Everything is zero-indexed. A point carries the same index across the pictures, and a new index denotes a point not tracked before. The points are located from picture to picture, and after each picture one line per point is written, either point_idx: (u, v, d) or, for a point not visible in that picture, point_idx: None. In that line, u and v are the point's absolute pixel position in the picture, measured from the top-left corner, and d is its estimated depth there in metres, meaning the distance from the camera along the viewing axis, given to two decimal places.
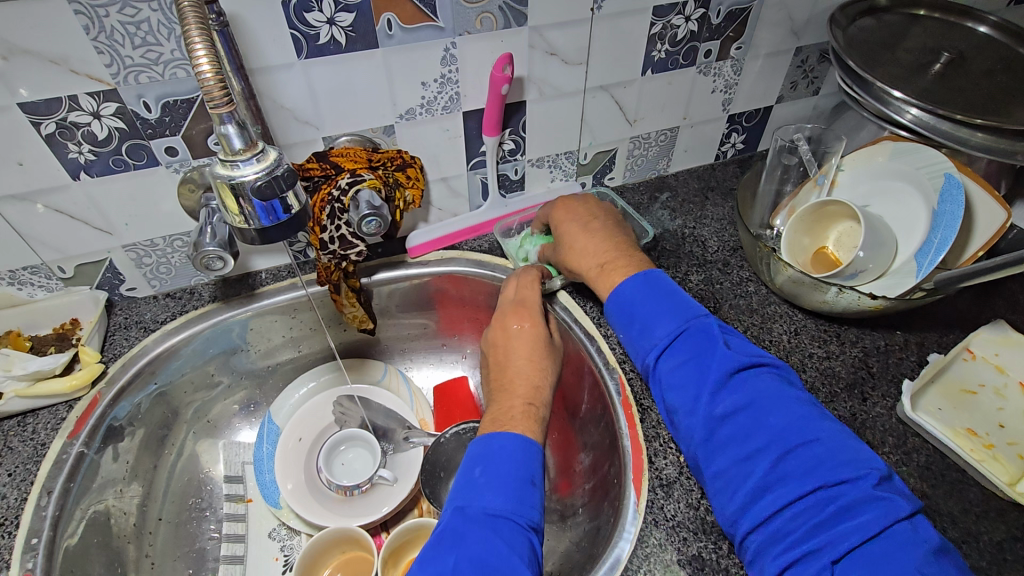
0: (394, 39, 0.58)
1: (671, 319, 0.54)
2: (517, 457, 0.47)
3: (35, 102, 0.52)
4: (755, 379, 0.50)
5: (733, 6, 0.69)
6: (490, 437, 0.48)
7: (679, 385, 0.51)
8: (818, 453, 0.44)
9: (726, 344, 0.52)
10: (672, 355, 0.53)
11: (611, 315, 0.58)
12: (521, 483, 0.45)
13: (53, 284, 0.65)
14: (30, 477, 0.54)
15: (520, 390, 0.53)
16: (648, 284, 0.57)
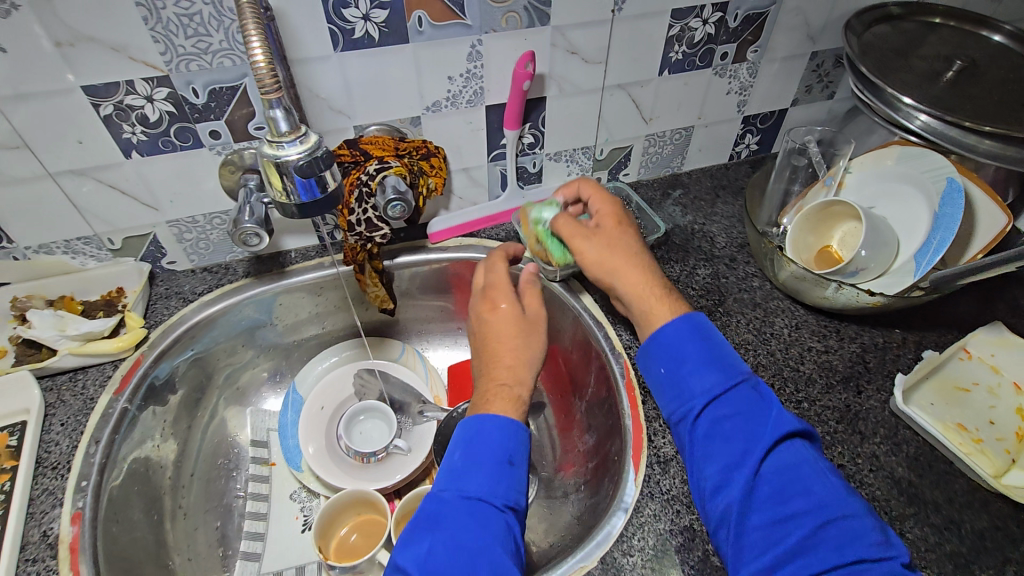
0: (424, 35, 0.62)
1: (720, 373, 0.52)
2: (494, 441, 0.49)
3: (97, 85, 0.56)
4: (796, 446, 0.48)
5: (750, 10, 0.72)
6: (474, 422, 0.50)
7: (721, 438, 0.49)
8: (857, 529, 0.43)
9: (774, 405, 0.50)
10: (718, 407, 0.50)
11: (650, 353, 0.55)
12: (497, 466, 0.48)
13: (102, 254, 0.70)
14: (81, 427, 0.59)
15: (506, 371, 0.54)
16: (699, 332, 0.54)
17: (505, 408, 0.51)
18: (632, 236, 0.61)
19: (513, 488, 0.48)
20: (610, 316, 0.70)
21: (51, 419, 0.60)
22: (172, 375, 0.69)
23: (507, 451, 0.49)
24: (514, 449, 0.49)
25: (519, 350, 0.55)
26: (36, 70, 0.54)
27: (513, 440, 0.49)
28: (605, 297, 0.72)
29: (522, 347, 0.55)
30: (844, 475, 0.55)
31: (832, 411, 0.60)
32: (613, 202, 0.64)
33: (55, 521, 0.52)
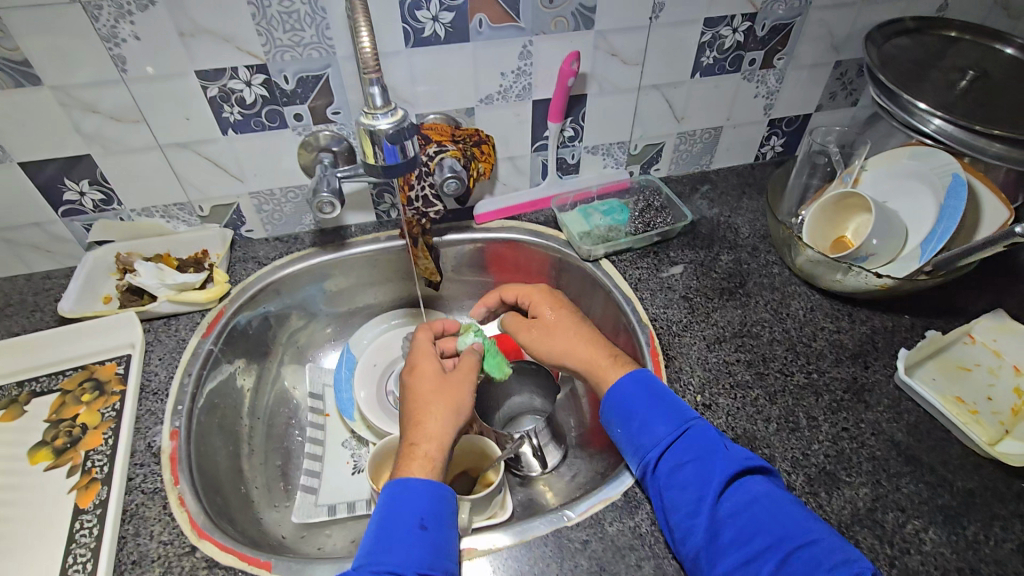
0: (484, 35, 0.70)
1: (670, 420, 0.57)
2: (405, 506, 0.51)
3: (208, 71, 0.66)
4: (750, 482, 0.52)
5: (778, 21, 0.79)
6: (390, 489, 0.53)
7: (679, 486, 0.52)
8: (816, 555, 0.46)
9: (725, 446, 0.54)
10: (674, 455, 0.54)
11: (608, 413, 0.60)
12: (408, 530, 0.50)
13: (192, 220, 0.80)
14: (175, 362, 0.69)
15: (427, 433, 0.58)
16: (644, 383, 0.60)
17: (424, 471, 0.55)
18: (574, 317, 0.70)
19: (425, 553, 0.49)
20: (638, 292, 0.77)
21: (150, 354, 0.69)
22: (247, 327, 0.78)
23: (417, 513, 0.51)
24: (426, 510, 0.51)
25: (439, 416, 0.59)
26: (161, 56, 0.64)
27: (428, 503, 0.52)
28: (634, 276, 0.79)
29: (442, 411, 0.60)
30: (847, 436, 0.61)
31: (840, 382, 0.65)
32: (547, 300, 0.73)
33: (157, 436, 0.62)
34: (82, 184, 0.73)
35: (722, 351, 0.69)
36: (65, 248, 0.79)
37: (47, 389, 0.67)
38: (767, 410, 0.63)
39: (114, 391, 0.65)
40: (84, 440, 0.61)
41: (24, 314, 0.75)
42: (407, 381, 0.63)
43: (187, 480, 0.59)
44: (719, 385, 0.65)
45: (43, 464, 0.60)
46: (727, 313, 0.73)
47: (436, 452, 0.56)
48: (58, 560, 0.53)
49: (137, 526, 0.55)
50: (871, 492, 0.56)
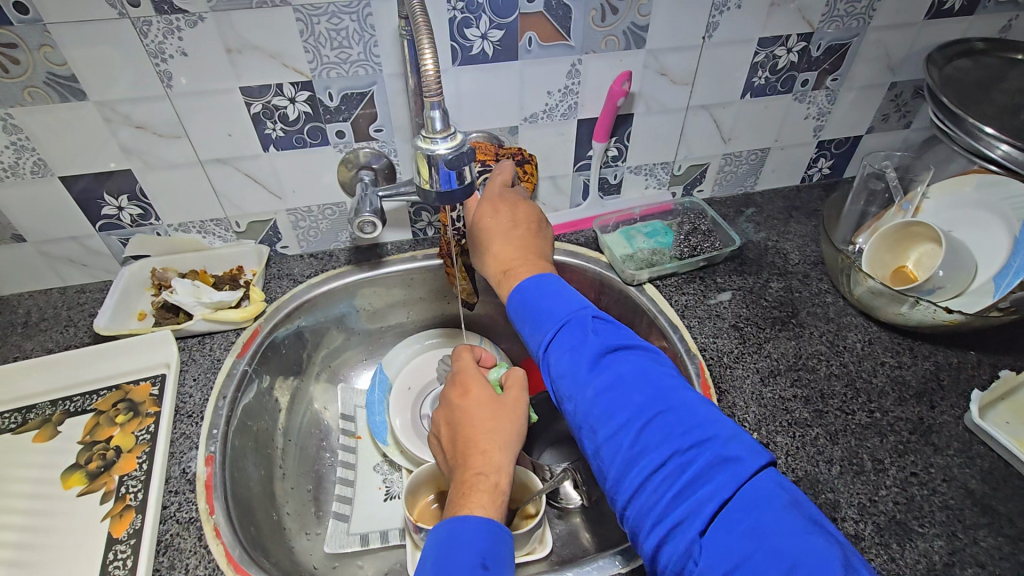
0: (532, 53, 0.68)
1: (555, 312, 0.55)
2: (464, 544, 0.47)
3: (252, 87, 0.65)
4: (623, 360, 0.52)
5: (834, 41, 0.76)
6: (448, 526, 0.49)
7: (563, 373, 0.52)
8: (670, 423, 0.47)
9: (595, 331, 0.53)
10: (555, 347, 0.54)
11: (512, 314, 0.59)
12: (469, 571, 0.45)
13: (228, 235, 0.79)
14: (210, 383, 0.67)
15: (485, 463, 0.54)
16: (543, 283, 0.58)
17: (483, 502, 0.51)
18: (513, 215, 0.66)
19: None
20: (685, 320, 0.74)
21: (185, 374, 0.68)
22: (280, 347, 0.76)
23: (479, 552, 0.47)
24: (486, 550, 0.47)
25: (494, 445, 0.55)
26: (206, 71, 0.63)
27: (487, 542, 0.48)
28: (680, 302, 0.76)
29: (495, 440, 0.56)
30: (917, 482, 0.57)
31: (905, 422, 0.62)
32: (512, 203, 0.67)
33: (192, 461, 0.60)
34: (121, 199, 0.72)
35: (777, 385, 0.66)
36: (101, 262, 0.78)
37: (81, 409, 0.65)
38: (829, 451, 0.59)
39: (148, 413, 0.64)
40: (118, 464, 0.59)
41: (59, 328, 0.74)
42: (458, 406, 0.59)
43: (222, 510, 0.57)
44: (776, 422, 0.62)
45: (76, 488, 0.58)
46: (781, 344, 0.70)
47: (493, 485, 0.53)
48: None
49: (171, 559, 0.53)
50: (946, 545, 0.53)
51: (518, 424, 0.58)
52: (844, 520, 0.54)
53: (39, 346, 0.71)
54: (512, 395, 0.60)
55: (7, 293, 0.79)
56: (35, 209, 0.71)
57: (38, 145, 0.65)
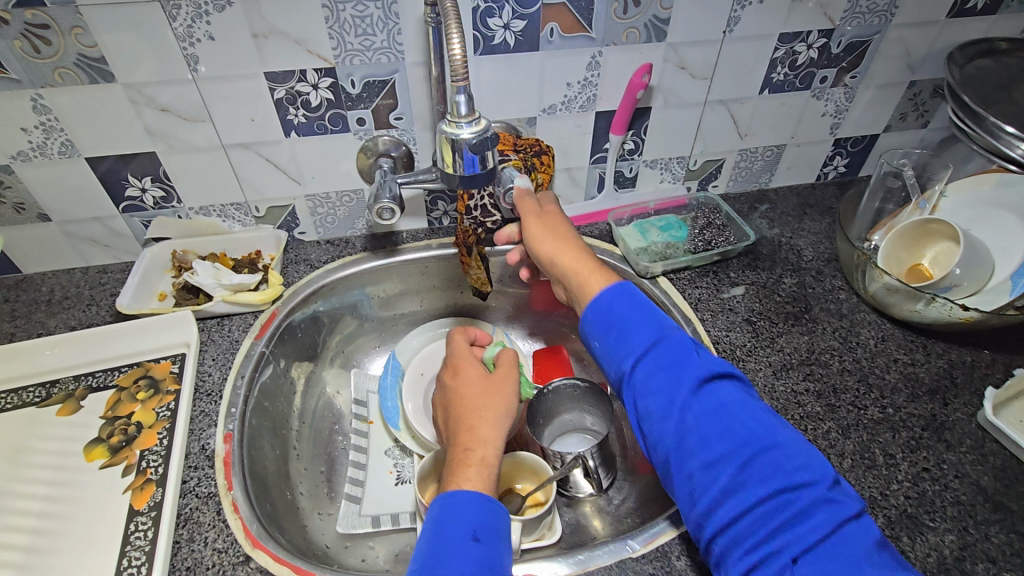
0: (553, 44, 0.69)
1: (649, 328, 0.55)
2: (455, 517, 0.48)
3: (276, 73, 0.66)
4: (722, 386, 0.51)
5: (854, 38, 0.76)
6: (441, 501, 0.49)
7: (654, 393, 0.51)
8: (777, 457, 0.46)
9: (698, 354, 0.53)
10: (647, 365, 0.53)
11: (588, 327, 0.58)
12: (460, 542, 0.47)
13: (248, 220, 0.80)
14: (228, 363, 0.68)
15: (477, 437, 0.55)
16: (626, 294, 0.57)
17: (473, 475, 0.52)
18: (570, 221, 0.70)
19: (482, 568, 0.46)
20: (698, 312, 0.74)
21: (204, 354, 0.69)
22: (296, 331, 0.77)
23: (470, 525, 0.48)
24: (478, 522, 0.48)
25: (487, 420, 0.57)
26: (231, 56, 0.64)
27: (478, 515, 0.48)
28: (694, 295, 0.76)
29: (489, 414, 0.58)
30: (929, 478, 0.57)
31: (917, 419, 0.62)
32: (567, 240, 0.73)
33: (211, 438, 0.61)
34: (145, 181, 0.73)
35: (789, 379, 0.66)
36: (123, 243, 0.80)
37: (102, 385, 0.66)
38: (841, 445, 0.60)
39: (169, 390, 0.65)
40: (139, 438, 0.61)
41: (81, 306, 0.75)
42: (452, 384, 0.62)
43: (240, 486, 0.58)
44: (788, 416, 0.62)
45: (98, 461, 0.59)
46: (794, 339, 0.70)
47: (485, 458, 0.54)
48: (112, 562, 0.52)
49: (190, 531, 0.54)
50: (958, 540, 0.53)
51: (512, 398, 0.61)
52: None
53: (62, 324, 0.73)
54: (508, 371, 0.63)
55: (31, 272, 0.80)
56: (61, 189, 0.72)
57: (67, 126, 0.66)
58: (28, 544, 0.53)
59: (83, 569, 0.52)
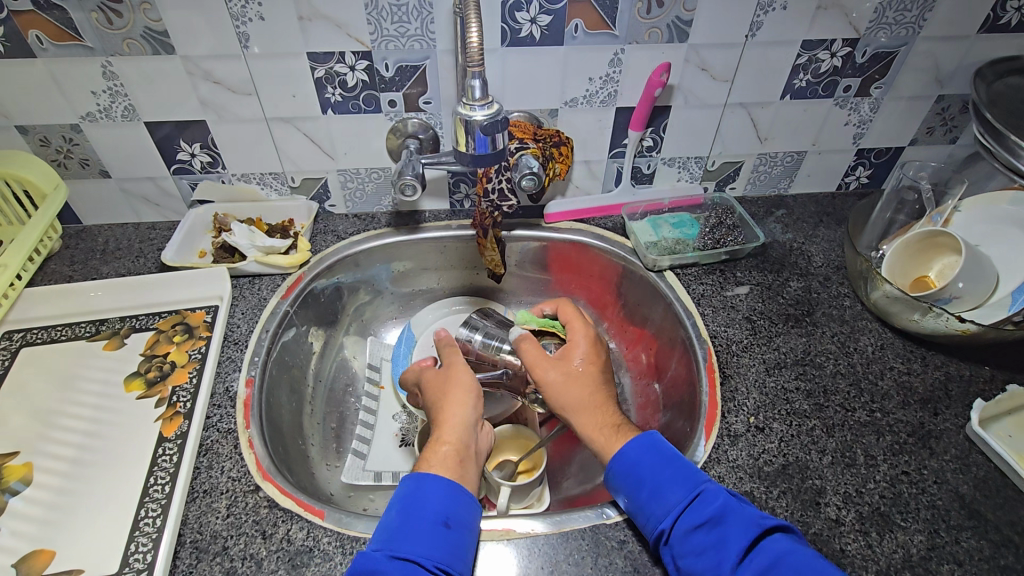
0: (578, 40, 0.72)
1: (681, 486, 0.53)
2: (429, 503, 0.53)
3: (318, 53, 0.71)
4: (773, 544, 0.48)
5: (880, 49, 0.76)
6: (418, 482, 0.55)
7: (699, 554, 0.48)
8: None
9: (736, 508, 0.50)
10: (687, 521, 0.50)
11: (613, 481, 0.56)
12: (431, 524, 0.51)
13: (284, 190, 0.87)
14: (256, 317, 0.75)
15: (445, 423, 0.61)
16: (654, 448, 0.56)
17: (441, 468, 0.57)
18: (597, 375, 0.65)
19: (445, 552, 0.50)
20: (700, 307, 0.77)
21: (234, 308, 0.76)
22: (320, 295, 0.83)
23: (443, 511, 0.53)
24: (451, 510, 0.53)
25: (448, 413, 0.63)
26: (278, 37, 0.69)
27: (454, 503, 0.54)
28: (698, 291, 0.79)
29: (451, 407, 0.63)
30: (907, 481, 0.58)
31: (904, 425, 0.63)
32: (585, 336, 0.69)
33: (235, 382, 0.67)
34: (194, 146, 0.80)
35: (781, 377, 0.68)
36: (172, 203, 0.87)
37: (144, 327, 0.74)
38: (823, 442, 0.61)
39: (201, 336, 0.72)
40: (172, 375, 0.68)
41: (131, 258, 0.82)
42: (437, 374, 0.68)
43: (257, 426, 0.64)
44: (775, 410, 0.64)
45: (136, 392, 0.67)
46: (791, 340, 0.72)
47: (459, 446, 0.59)
48: (140, 480, 0.58)
49: (210, 460, 0.60)
50: (926, 540, 0.54)
51: (463, 381, 0.65)
52: (827, 505, 0.56)
53: (113, 271, 0.80)
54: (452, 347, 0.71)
55: (90, 224, 0.88)
56: (121, 149, 0.79)
57: (130, 91, 0.73)
58: (72, 456, 0.61)
59: (118, 482, 0.58)
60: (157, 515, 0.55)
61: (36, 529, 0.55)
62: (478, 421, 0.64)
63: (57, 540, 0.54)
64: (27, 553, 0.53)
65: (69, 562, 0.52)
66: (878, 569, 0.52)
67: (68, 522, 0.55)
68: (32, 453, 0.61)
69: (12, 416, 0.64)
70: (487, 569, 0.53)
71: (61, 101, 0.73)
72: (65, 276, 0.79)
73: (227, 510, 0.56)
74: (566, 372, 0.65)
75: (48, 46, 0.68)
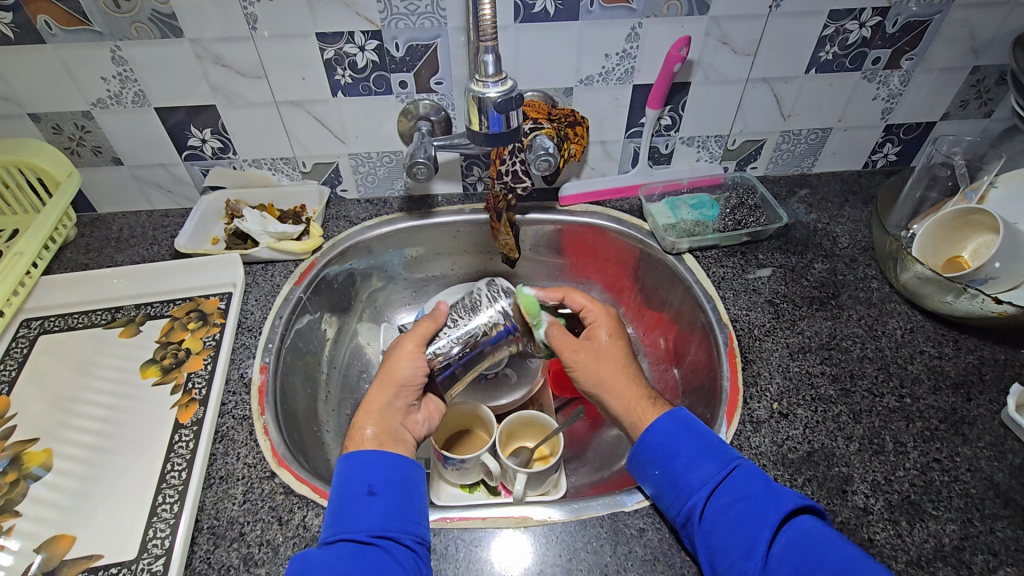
0: (593, 14, 0.69)
1: (713, 460, 0.52)
2: (354, 477, 0.53)
3: (327, 33, 0.70)
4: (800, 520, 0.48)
5: (913, 18, 0.72)
6: (344, 464, 0.54)
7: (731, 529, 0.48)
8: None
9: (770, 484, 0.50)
10: (720, 497, 0.50)
11: (644, 454, 0.55)
12: (357, 498, 0.51)
13: (295, 175, 0.86)
14: (269, 304, 0.74)
15: (370, 410, 0.60)
16: (682, 424, 0.56)
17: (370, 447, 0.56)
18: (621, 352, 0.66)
19: (378, 516, 0.50)
20: (720, 291, 0.74)
21: (248, 295, 0.76)
22: (333, 282, 0.83)
23: (368, 479, 0.53)
24: (376, 477, 0.53)
25: (376, 395, 0.62)
26: (286, 17, 0.68)
27: (378, 470, 0.53)
28: (718, 274, 0.77)
29: (378, 394, 0.61)
30: (939, 468, 0.56)
31: (936, 411, 0.61)
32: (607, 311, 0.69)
33: (249, 368, 0.67)
34: (205, 132, 0.79)
35: (805, 361, 0.66)
36: (185, 190, 0.87)
37: (159, 314, 0.74)
38: (850, 429, 0.60)
39: (215, 323, 0.72)
40: (187, 362, 0.68)
41: (145, 245, 0.82)
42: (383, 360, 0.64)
43: (272, 413, 0.63)
44: (799, 396, 0.62)
45: (152, 378, 0.67)
46: (816, 323, 0.70)
47: (381, 431, 0.58)
48: (157, 467, 0.58)
49: (226, 447, 0.60)
50: (959, 530, 0.52)
51: (403, 373, 0.62)
52: (855, 494, 0.55)
53: (128, 259, 0.80)
54: (416, 339, 0.64)
55: (104, 212, 0.88)
56: (132, 136, 0.79)
57: (139, 77, 0.72)
58: (91, 443, 0.61)
59: (137, 468, 0.59)
60: (175, 501, 0.55)
61: (56, 514, 0.55)
62: (405, 405, 0.62)
63: (77, 525, 0.54)
64: (49, 538, 0.53)
65: (88, 547, 0.53)
66: (908, 559, 0.50)
67: (89, 507, 0.56)
68: (52, 440, 0.61)
69: (32, 403, 0.65)
70: (502, 554, 0.53)
71: (71, 88, 0.73)
72: (80, 265, 0.80)
73: (244, 496, 0.56)
74: (593, 351, 0.66)
75: (57, 31, 0.67)
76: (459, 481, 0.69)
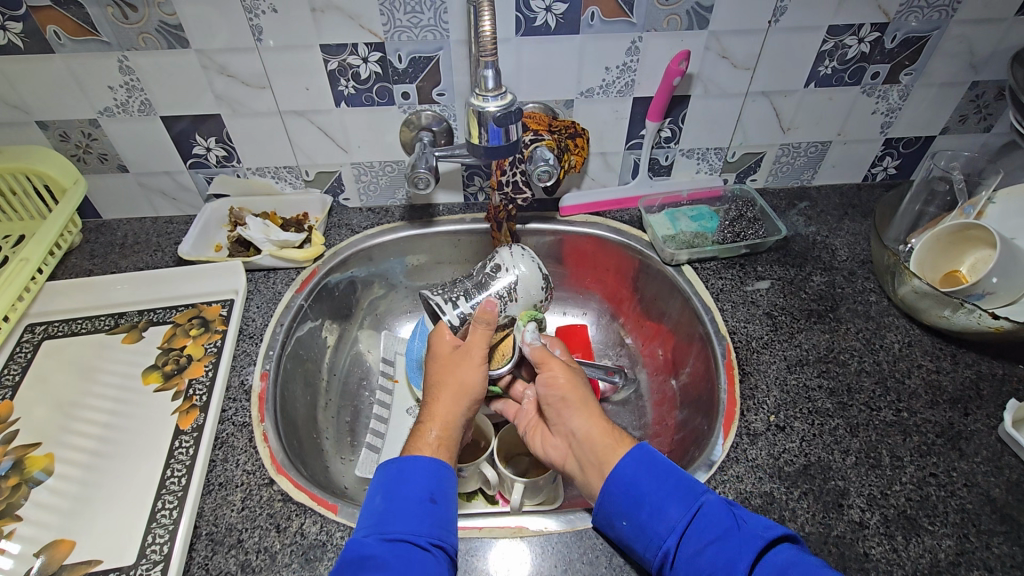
0: (594, 28, 0.70)
1: (680, 502, 0.50)
2: (416, 481, 0.52)
3: (330, 45, 0.71)
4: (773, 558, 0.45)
5: (911, 33, 0.73)
6: (401, 464, 0.53)
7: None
8: None
9: (741, 521, 0.48)
10: (692, 542, 0.48)
11: (609, 504, 0.52)
12: (417, 503, 0.51)
13: (298, 183, 0.87)
14: (271, 311, 0.75)
15: (433, 413, 0.59)
16: (644, 461, 0.53)
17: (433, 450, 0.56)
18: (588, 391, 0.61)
19: (435, 525, 0.50)
20: (719, 302, 0.75)
21: (249, 302, 0.76)
22: (334, 290, 0.83)
23: (429, 487, 0.52)
24: (436, 486, 0.53)
25: (444, 400, 0.60)
26: (291, 28, 0.69)
27: (438, 479, 0.53)
28: (717, 286, 0.77)
29: (443, 396, 0.60)
30: (935, 483, 0.56)
31: (933, 426, 0.61)
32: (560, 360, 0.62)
33: (250, 375, 0.67)
34: (210, 140, 0.80)
35: (803, 374, 0.66)
36: (188, 197, 0.88)
37: (162, 320, 0.75)
38: (847, 442, 0.60)
39: (217, 329, 0.73)
40: (188, 368, 0.68)
41: (149, 251, 0.83)
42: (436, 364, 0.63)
43: (271, 420, 0.64)
44: (796, 409, 0.63)
45: (153, 384, 0.67)
46: (814, 336, 0.70)
47: (444, 436, 0.58)
48: (158, 472, 0.59)
49: (225, 453, 0.60)
50: (955, 545, 0.52)
51: (472, 381, 0.61)
52: (851, 508, 0.55)
53: (131, 265, 0.81)
54: (479, 348, 0.63)
55: (109, 218, 0.89)
56: (138, 144, 0.80)
57: (146, 86, 0.73)
58: (92, 448, 0.61)
59: (137, 473, 0.59)
60: (174, 507, 0.56)
61: (56, 519, 0.56)
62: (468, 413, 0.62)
63: (77, 530, 0.55)
64: (48, 543, 0.54)
65: (88, 552, 0.53)
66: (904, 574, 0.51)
67: (88, 512, 0.56)
68: (54, 445, 0.62)
69: (34, 407, 0.65)
70: (500, 563, 0.53)
71: (79, 97, 0.74)
72: (85, 270, 0.80)
73: (242, 503, 0.56)
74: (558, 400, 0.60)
75: (66, 40, 0.68)
76: (458, 492, 0.70)
